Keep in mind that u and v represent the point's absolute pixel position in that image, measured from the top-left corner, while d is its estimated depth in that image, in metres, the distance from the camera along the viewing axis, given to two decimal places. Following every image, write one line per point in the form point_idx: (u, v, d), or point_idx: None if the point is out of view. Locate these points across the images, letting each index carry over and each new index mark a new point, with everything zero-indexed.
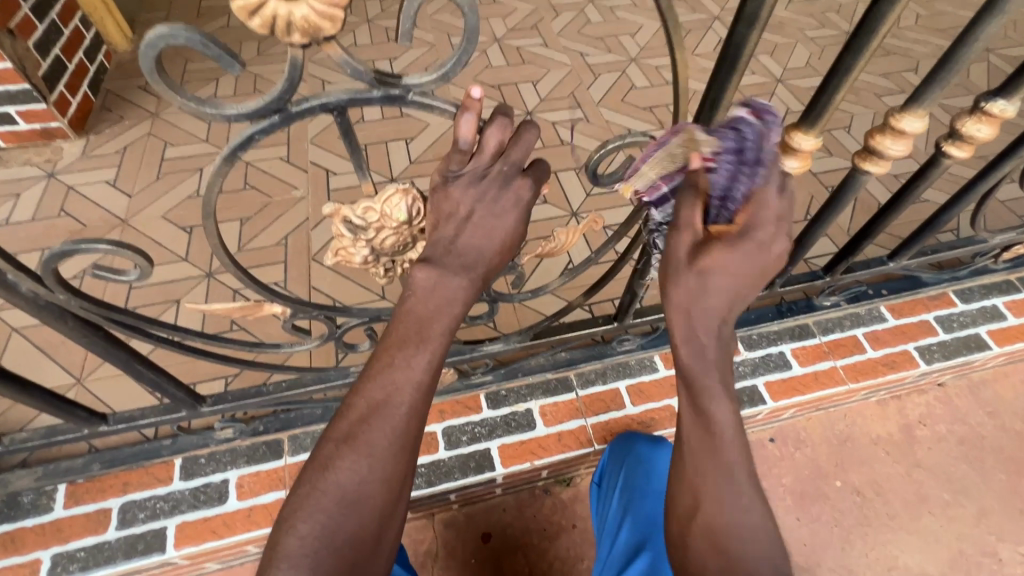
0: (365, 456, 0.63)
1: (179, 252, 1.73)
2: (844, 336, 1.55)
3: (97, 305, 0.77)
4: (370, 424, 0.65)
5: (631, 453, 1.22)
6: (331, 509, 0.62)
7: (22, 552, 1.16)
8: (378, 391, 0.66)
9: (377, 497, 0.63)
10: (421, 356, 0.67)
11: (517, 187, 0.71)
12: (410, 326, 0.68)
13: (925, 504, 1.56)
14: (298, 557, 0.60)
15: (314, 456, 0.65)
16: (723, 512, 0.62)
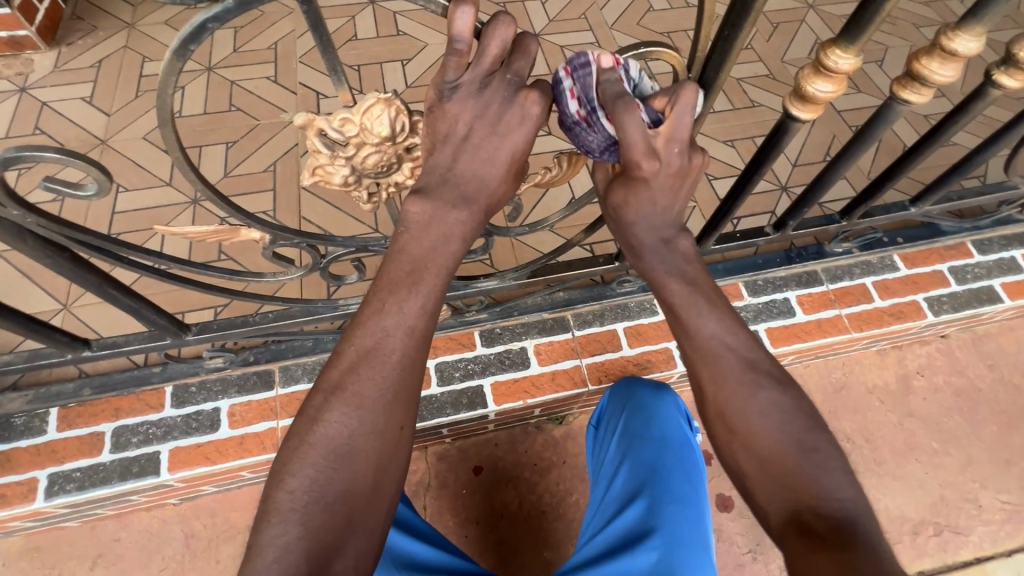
0: (357, 409, 0.61)
1: (162, 177, 1.65)
2: (853, 285, 1.50)
3: (56, 223, 0.71)
4: (361, 375, 0.61)
5: (629, 397, 1.20)
6: (319, 463, 0.59)
7: (19, 471, 1.18)
8: (368, 342, 0.62)
9: (370, 450, 0.61)
10: (415, 302, 0.62)
11: (524, 102, 0.62)
12: (402, 272, 0.63)
13: (913, 452, 1.58)
14: (287, 513, 0.57)
15: (301, 414, 0.62)
16: (735, 401, 0.68)
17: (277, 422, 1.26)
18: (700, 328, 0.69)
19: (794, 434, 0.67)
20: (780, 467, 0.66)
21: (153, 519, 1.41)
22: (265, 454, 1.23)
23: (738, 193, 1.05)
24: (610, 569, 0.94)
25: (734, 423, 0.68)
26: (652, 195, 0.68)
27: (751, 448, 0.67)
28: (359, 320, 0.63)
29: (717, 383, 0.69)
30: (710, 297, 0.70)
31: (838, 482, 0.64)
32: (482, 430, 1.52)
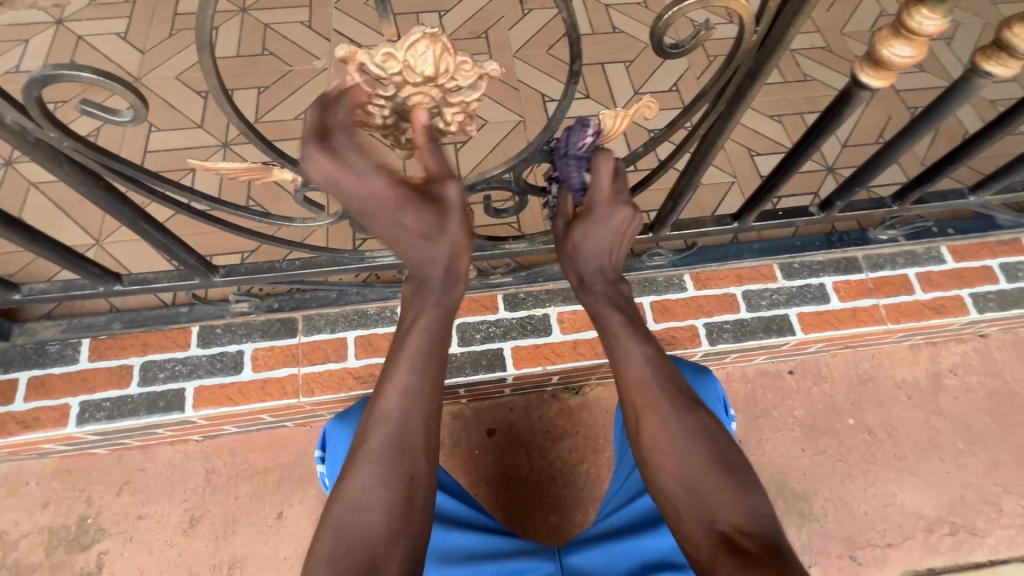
0: (408, 412, 0.76)
1: (194, 118, 1.63)
2: (894, 274, 1.44)
3: (92, 149, 0.70)
4: (411, 389, 0.76)
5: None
6: (382, 462, 0.73)
7: (52, 396, 1.22)
8: (410, 364, 0.77)
9: (418, 430, 0.76)
10: (434, 325, 0.81)
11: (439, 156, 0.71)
12: (429, 301, 0.81)
13: (937, 450, 1.53)
14: (360, 485, 0.73)
15: (363, 426, 0.77)
16: (665, 432, 0.81)
17: (298, 369, 1.27)
18: (632, 352, 0.87)
19: (720, 456, 0.79)
20: (699, 491, 0.76)
21: (176, 453, 1.47)
22: (285, 399, 1.25)
23: (788, 165, 0.99)
24: (630, 546, 0.97)
25: (663, 449, 0.81)
26: (593, 239, 0.91)
27: (685, 472, 0.78)
28: (400, 346, 0.80)
29: (649, 411, 0.83)
30: (644, 333, 0.90)
31: (749, 498, 0.75)
32: (498, 394, 1.53)
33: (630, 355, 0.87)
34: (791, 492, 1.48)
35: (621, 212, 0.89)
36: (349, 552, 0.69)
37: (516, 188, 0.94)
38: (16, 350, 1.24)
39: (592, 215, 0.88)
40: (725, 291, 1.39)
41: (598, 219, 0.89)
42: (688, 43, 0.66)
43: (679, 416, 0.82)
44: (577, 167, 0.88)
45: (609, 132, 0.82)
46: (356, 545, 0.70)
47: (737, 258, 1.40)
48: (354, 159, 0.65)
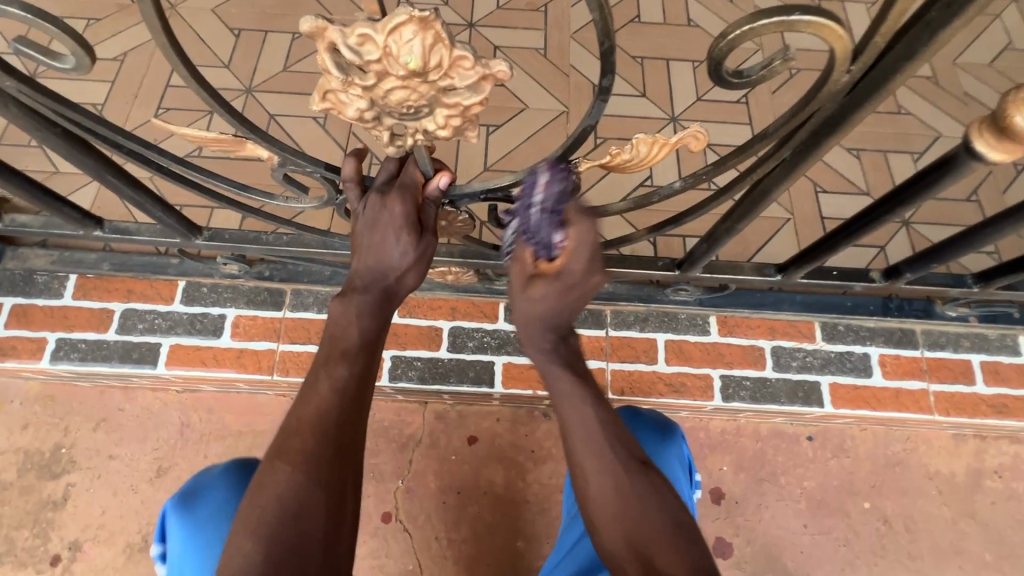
0: (346, 413, 0.69)
1: (222, 58, 1.55)
2: (954, 357, 1.25)
3: (39, 93, 0.61)
4: (347, 392, 0.70)
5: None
6: (309, 462, 0.66)
7: (32, 327, 1.19)
8: (350, 366, 0.72)
9: (343, 427, 0.69)
10: (374, 331, 0.75)
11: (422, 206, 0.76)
12: (367, 307, 0.76)
13: (958, 557, 1.36)
14: (284, 499, 0.64)
15: (290, 421, 0.69)
16: (599, 491, 0.74)
17: (277, 346, 1.20)
18: (568, 416, 0.77)
19: (666, 514, 0.73)
20: (643, 546, 0.70)
21: (155, 400, 1.45)
22: (258, 374, 1.18)
23: (857, 227, 0.82)
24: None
25: (601, 502, 0.74)
26: (548, 301, 0.76)
27: (620, 522, 0.72)
28: (338, 349, 0.73)
29: (585, 467, 0.75)
30: (593, 387, 0.80)
31: (697, 557, 0.70)
32: (486, 402, 1.44)
33: (568, 415, 0.77)
34: (782, 569, 1.35)
35: (595, 278, 0.73)
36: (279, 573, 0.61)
37: None
38: (6, 274, 1.22)
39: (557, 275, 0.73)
40: (753, 342, 1.24)
41: (563, 284, 0.74)
42: (756, 74, 0.51)
43: (629, 469, 0.75)
44: (548, 224, 0.71)
45: (643, 159, 0.68)
46: (283, 560, 0.61)
47: (774, 308, 1.23)
48: (384, 221, 0.74)
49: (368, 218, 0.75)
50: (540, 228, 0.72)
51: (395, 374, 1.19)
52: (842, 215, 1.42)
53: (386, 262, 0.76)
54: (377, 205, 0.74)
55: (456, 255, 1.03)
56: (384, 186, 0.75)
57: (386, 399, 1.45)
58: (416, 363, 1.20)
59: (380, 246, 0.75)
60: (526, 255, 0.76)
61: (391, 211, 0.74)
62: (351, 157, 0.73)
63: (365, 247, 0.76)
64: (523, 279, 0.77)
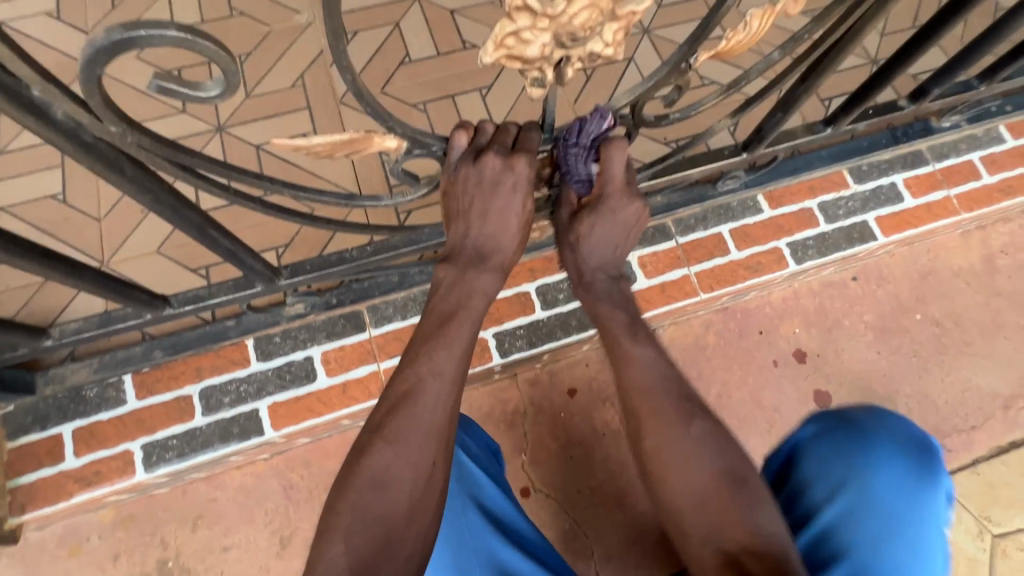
0: (445, 395, 0.69)
1: (173, 103, 1.39)
2: (959, 162, 1.40)
3: (162, 142, 0.54)
4: (447, 376, 0.70)
5: (850, 449, 0.89)
6: (408, 441, 0.67)
7: (107, 445, 1.07)
8: (450, 350, 0.72)
9: (438, 410, 0.69)
10: (478, 310, 0.75)
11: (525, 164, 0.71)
12: (482, 285, 0.76)
13: (1000, 329, 1.56)
14: (375, 476, 0.66)
15: (381, 405, 0.71)
16: (668, 447, 0.74)
17: (378, 365, 1.15)
18: (634, 354, 0.81)
19: (726, 466, 0.72)
20: (704, 510, 0.70)
21: (246, 476, 1.35)
22: (371, 400, 1.13)
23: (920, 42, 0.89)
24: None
25: (668, 463, 0.74)
26: (605, 231, 0.84)
27: (688, 483, 0.72)
28: (434, 333, 0.74)
29: (650, 422, 0.76)
30: (645, 331, 0.84)
31: (764, 513, 0.69)
32: (573, 351, 1.46)
33: (631, 357, 0.81)
34: (875, 395, 1.49)
35: (632, 205, 0.83)
36: (365, 529, 0.63)
37: (630, 120, 0.81)
38: (49, 402, 1.08)
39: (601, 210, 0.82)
40: (801, 206, 1.33)
41: (607, 210, 0.83)
42: None
43: (685, 426, 0.75)
44: (584, 158, 0.79)
45: (751, 36, 0.71)
46: (375, 523, 0.64)
47: (809, 168, 1.31)
48: (507, 184, 0.71)
49: (486, 182, 0.70)
50: (578, 164, 0.80)
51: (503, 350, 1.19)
52: None
53: (501, 232, 0.76)
54: (499, 165, 0.69)
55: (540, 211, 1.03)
56: (500, 145, 0.71)
57: (479, 385, 1.44)
58: (518, 332, 1.19)
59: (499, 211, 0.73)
60: (572, 191, 0.85)
61: (516, 172, 0.70)
62: (461, 128, 0.70)
63: (478, 214, 0.74)
64: (570, 217, 0.86)
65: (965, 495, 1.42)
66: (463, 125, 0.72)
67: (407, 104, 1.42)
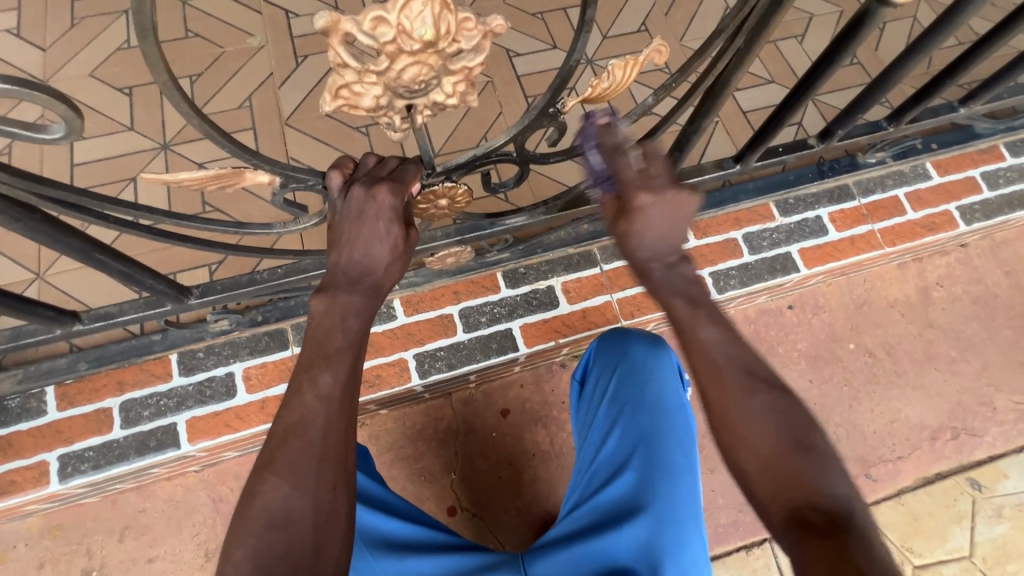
0: (332, 417, 0.68)
1: (122, 120, 1.45)
2: (885, 197, 1.44)
3: (20, 177, 0.57)
4: (333, 398, 0.69)
5: (615, 349, 1.14)
6: (301, 469, 0.66)
7: (25, 455, 1.10)
8: (332, 374, 0.70)
9: (325, 434, 0.67)
10: (355, 331, 0.73)
11: (383, 195, 0.72)
12: (352, 306, 0.73)
13: (932, 361, 1.59)
14: (274, 511, 0.64)
15: (274, 435, 0.69)
16: (739, 418, 0.68)
17: None
18: (702, 338, 0.72)
19: (791, 433, 0.67)
20: (776, 468, 0.65)
21: (176, 488, 1.37)
22: None
23: (807, 85, 0.94)
24: (595, 548, 0.93)
25: (732, 423, 0.69)
26: (652, 226, 0.73)
27: (755, 445, 0.67)
28: (317, 357, 0.71)
29: (723, 390, 0.70)
30: (713, 312, 0.73)
31: (831, 477, 0.64)
32: (506, 372, 1.48)
33: (697, 340, 0.72)
34: None
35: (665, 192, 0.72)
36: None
37: (516, 158, 0.84)
38: None
39: (634, 207, 0.72)
40: (726, 237, 1.37)
41: (652, 203, 0.72)
42: None
43: (749, 393, 0.69)
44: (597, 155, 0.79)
45: (619, 84, 0.75)
46: (277, 565, 0.62)
47: (733, 201, 1.36)
48: (371, 213, 0.72)
49: (352, 213, 0.72)
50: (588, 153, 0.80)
51: (423, 371, 1.22)
52: (759, 105, 1.58)
53: (369, 257, 0.73)
54: (363, 196, 0.72)
55: (453, 235, 1.06)
56: (368, 177, 0.74)
57: (412, 404, 1.46)
58: (439, 354, 1.22)
59: (363, 237, 0.73)
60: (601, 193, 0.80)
61: (379, 201, 0.72)
62: (337, 168, 0.74)
63: (347, 241, 0.74)
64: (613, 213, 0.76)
65: (888, 525, 1.45)
66: (340, 165, 0.76)
67: (350, 127, 1.46)
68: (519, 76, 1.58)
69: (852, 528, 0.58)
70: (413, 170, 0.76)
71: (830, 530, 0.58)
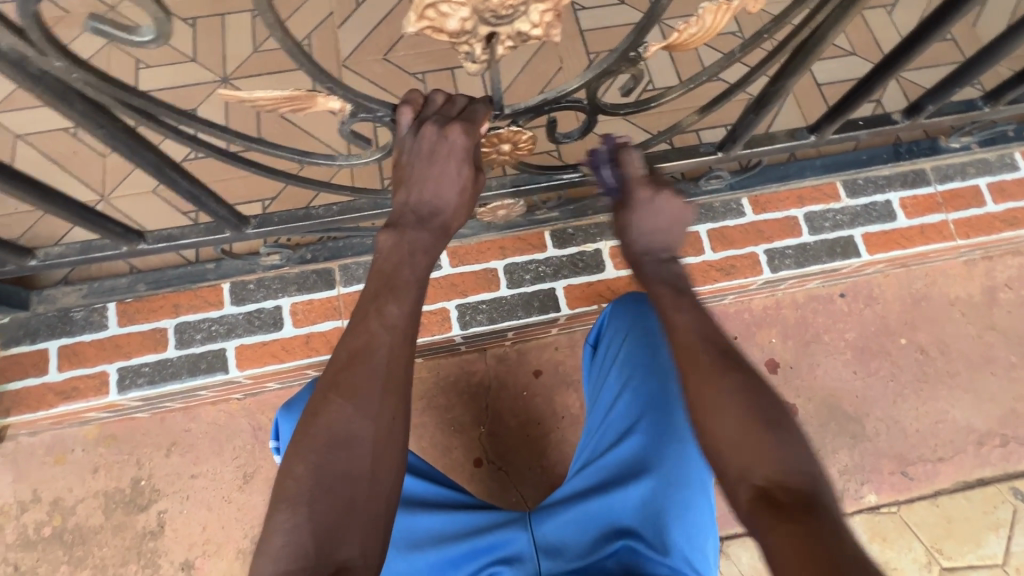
0: (399, 348, 0.70)
1: (185, 51, 1.46)
2: (963, 186, 1.34)
3: (106, 81, 0.58)
4: (398, 329, 0.70)
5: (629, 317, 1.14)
6: (364, 395, 0.67)
7: (87, 365, 1.16)
8: (399, 306, 0.71)
9: (388, 365, 0.69)
10: (422, 269, 0.75)
11: (454, 135, 0.71)
12: (420, 243, 0.75)
13: (989, 365, 1.51)
14: (331, 434, 0.66)
15: (335, 360, 0.70)
16: (718, 398, 0.71)
17: (342, 322, 1.20)
18: (679, 319, 0.81)
19: (760, 413, 0.70)
20: (744, 448, 0.67)
21: (220, 412, 1.44)
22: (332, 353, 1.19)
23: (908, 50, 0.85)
24: (600, 507, 0.95)
25: (705, 400, 0.72)
26: (655, 218, 0.89)
27: (721, 426, 0.70)
28: (383, 292, 0.73)
29: (695, 376, 0.73)
30: (690, 299, 0.83)
31: (795, 454, 0.66)
32: (543, 334, 1.49)
33: (674, 320, 0.81)
34: (844, 414, 1.48)
35: (662, 195, 0.89)
36: (328, 494, 0.63)
37: (586, 106, 0.81)
38: (39, 318, 1.17)
39: (634, 202, 0.89)
40: (786, 214, 1.31)
41: (642, 204, 0.89)
42: None
43: (719, 373, 0.73)
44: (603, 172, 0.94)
45: (708, 29, 0.70)
46: (335, 485, 0.64)
47: (798, 177, 1.29)
48: (443, 152, 0.71)
49: (423, 152, 0.72)
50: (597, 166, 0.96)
51: (464, 322, 1.22)
52: (837, 78, 1.48)
53: (439, 198, 0.75)
54: (434, 136, 0.71)
55: (507, 186, 1.04)
56: (438, 116, 0.73)
57: (447, 355, 1.48)
58: (481, 307, 1.23)
59: (434, 179, 0.73)
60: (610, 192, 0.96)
61: (451, 142, 0.71)
62: (406, 104, 0.73)
63: (417, 180, 0.74)
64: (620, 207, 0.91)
65: (919, 525, 1.41)
66: (410, 101, 0.73)
67: (406, 73, 1.44)
68: (583, 30, 1.51)
69: (824, 507, 0.60)
70: (484, 116, 0.74)
71: (796, 511, 0.60)
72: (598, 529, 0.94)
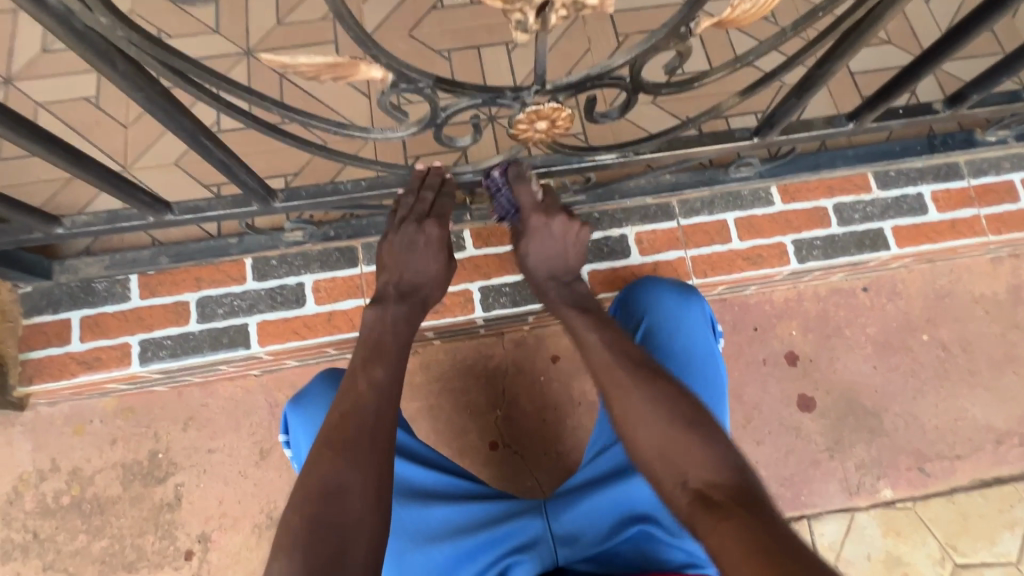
0: (382, 407, 0.77)
1: (207, 22, 1.43)
2: (997, 180, 1.32)
3: (149, 40, 0.56)
4: (383, 390, 0.79)
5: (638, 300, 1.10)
6: (353, 449, 0.73)
7: (109, 335, 1.16)
8: (385, 369, 0.82)
9: (380, 420, 0.77)
10: (405, 334, 0.90)
11: (429, 228, 0.96)
12: (400, 315, 0.91)
13: (1011, 364, 1.49)
14: (319, 486, 0.70)
15: (324, 425, 0.76)
16: (638, 407, 0.77)
17: (364, 301, 1.20)
18: (590, 341, 0.89)
19: (680, 417, 0.75)
20: (671, 452, 0.72)
21: (237, 388, 1.45)
22: (354, 331, 1.19)
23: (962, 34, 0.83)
24: (616, 495, 0.95)
25: (631, 412, 0.78)
26: (543, 243, 1.01)
27: (645, 436, 0.75)
28: (371, 357, 0.84)
29: (614, 389, 0.80)
30: (601, 321, 0.92)
31: (719, 450, 0.71)
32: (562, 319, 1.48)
33: (588, 343, 0.89)
34: (862, 409, 1.47)
35: (555, 220, 1.01)
36: (318, 542, 0.66)
37: (628, 84, 0.79)
38: (62, 289, 1.17)
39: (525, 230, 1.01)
40: (815, 205, 1.29)
41: (536, 231, 1.00)
42: None
43: (642, 383, 0.80)
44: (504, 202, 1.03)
45: (765, 4, 0.68)
46: (326, 535, 0.66)
47: (830, 166, 1.26)
48: (419, 241, 0.96)
49: (405, 241, 0.96)
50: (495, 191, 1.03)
51: (487, 305, 1.21)
52: (871, 68, 1.45)
53: (415, 276, 0.97)
54: (413, 230, 0.96)
55: (539, 166, 1.01)
56: (417, 212, 0.97)
57: (465, 338, 1.48)
58: (504, 290, 1.22)
59: (413, 258, 0.96)
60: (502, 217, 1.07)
61: (428, 232, 0.96)
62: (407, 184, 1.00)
63: (399, 265, 0.96)
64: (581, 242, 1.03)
65: (934, 520, 1.41)
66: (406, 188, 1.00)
67: (431, 50, 1.42)
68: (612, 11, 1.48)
69: (752, 502, 0.65)
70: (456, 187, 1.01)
71: (725, 506, 0.64)
72: (615, 517, 0.95)
